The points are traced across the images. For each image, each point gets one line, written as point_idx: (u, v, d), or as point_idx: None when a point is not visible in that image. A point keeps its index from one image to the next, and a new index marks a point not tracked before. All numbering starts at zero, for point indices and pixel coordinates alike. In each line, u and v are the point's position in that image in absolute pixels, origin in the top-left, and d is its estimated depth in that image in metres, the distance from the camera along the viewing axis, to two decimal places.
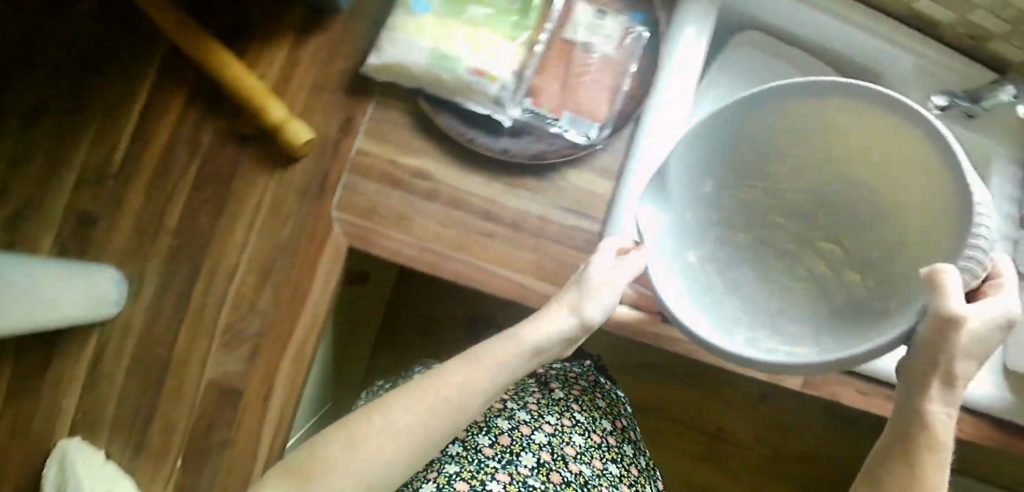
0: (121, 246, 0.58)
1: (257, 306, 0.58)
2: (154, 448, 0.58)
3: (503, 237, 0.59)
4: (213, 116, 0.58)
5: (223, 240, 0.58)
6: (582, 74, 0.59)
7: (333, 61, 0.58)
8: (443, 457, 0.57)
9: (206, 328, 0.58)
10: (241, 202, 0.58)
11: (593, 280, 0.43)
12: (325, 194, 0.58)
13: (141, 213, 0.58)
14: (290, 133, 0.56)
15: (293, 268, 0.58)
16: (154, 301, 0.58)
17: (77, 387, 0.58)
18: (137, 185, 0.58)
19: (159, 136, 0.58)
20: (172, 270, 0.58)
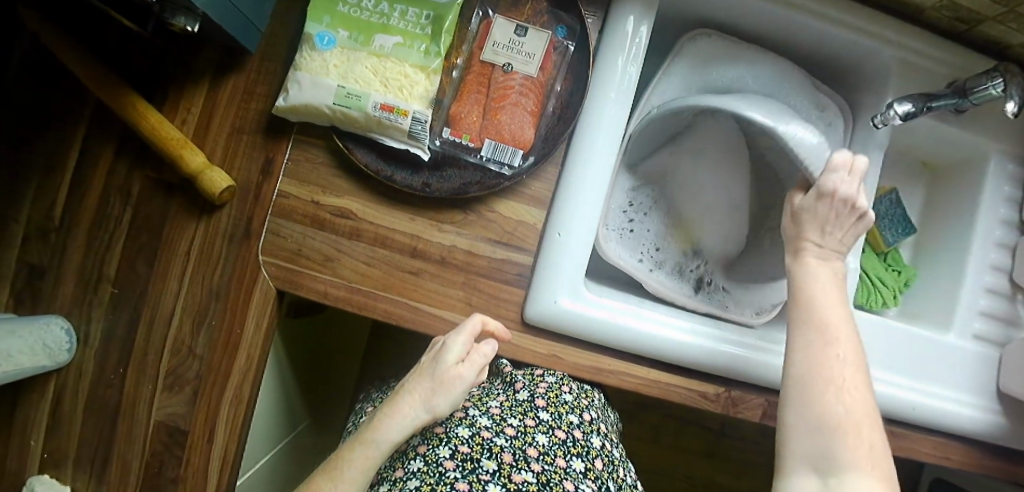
0: (69, 297, 0.60)
1: (195, 350, 0.59)
2: (112, 484, 0.61)
3: (430, 274, 0.56)
4: (139, 166, 0.59)
5: (159, 288, 0.59)
6: (503, 96, 0.56)
7: (250, 103, 0.58)
8: (404, 475, 0.49)
9: (150, 371, 0.59)
10: (174, 250, 0.59)
11: (442, 373, 0.47)
12: (251, 238, 0.58)
13: (84, 264, 0.60)
14: (208, 180, 0.54)
15: (226, 312, 0.58)
16: (102, 347, 0.60)
17: (42, 432, 0.61)
18: (76, 237, 0.59)
19: (93, 188, 0.59)
20: (115, 318, 0.60)
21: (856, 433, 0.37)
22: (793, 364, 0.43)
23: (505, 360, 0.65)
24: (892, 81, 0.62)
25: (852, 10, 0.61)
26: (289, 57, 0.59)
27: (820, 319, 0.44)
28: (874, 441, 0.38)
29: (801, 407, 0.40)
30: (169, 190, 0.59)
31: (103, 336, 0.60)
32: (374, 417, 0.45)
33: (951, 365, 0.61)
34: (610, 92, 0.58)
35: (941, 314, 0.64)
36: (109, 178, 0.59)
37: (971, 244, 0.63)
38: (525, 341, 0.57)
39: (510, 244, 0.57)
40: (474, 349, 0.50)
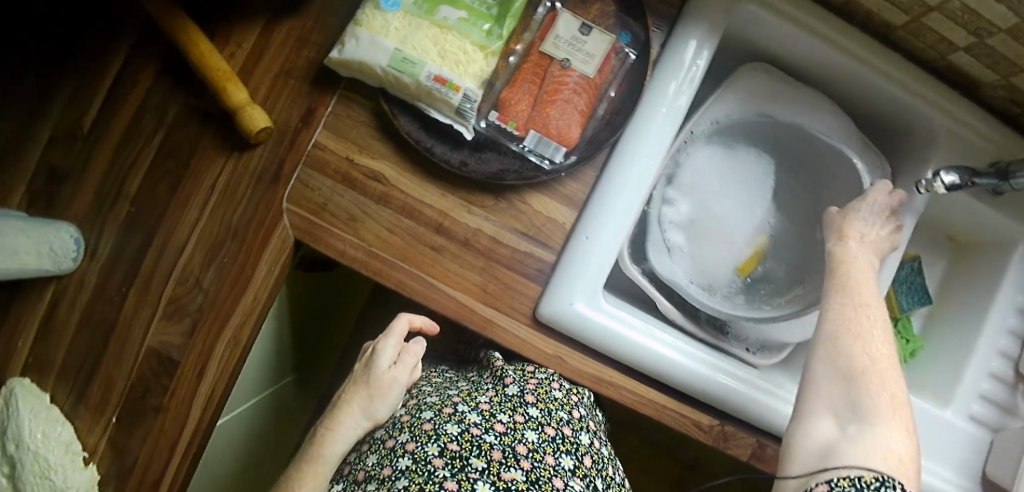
0: (82, 207, 0.59)
1: (202, 283, 0.58)
2: (93, 402, 0.60)
3: (451, 253, 0.56)
4: (182, 92, 0.60)
5: (176, 215, 0.58)
6: (555, 91, 0.56)
7: (302, 49, 0.58)
8: (390, 477, 0.48)
9: (154, 296, 0.59)
10: (200, 180, 0.59)
11: (375, 385, 0.52)
12: (278, 183, 0.58)
13: (104, 178, 0.59)
14: (248, 117, 0.54)
15: (240, 252, 0.58)
16: (108, 264, 0.59)
17: (29, 337, 0.60)
18: (102, 148, 0.58)
19: (129, 104, 0.59)
20: (126, 236, 0.59)
21: (881, 377, 0.40)
22: (824, 322, 0.46)
23: (496, 354, 0.65)
24: (937, 150, 0.62)
25: (910, 72, 0.61)
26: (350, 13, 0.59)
27: (854, 291, 0.47)
28: (896, 390, 0.40)
29: (826, 359, 0.43)
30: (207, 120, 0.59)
31: (111, 253, 0.59)
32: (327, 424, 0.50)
33: (949, 445, 0.61)
34: (661, 108, 0.58)
35: (940, 389, 0.65)
36: (147, 97, 0.59)
37: (982, 325, 0.64)
38: (533, 337, 0.57)
39: (536, 238, 0.57)
40: (405, 350, 0.55)
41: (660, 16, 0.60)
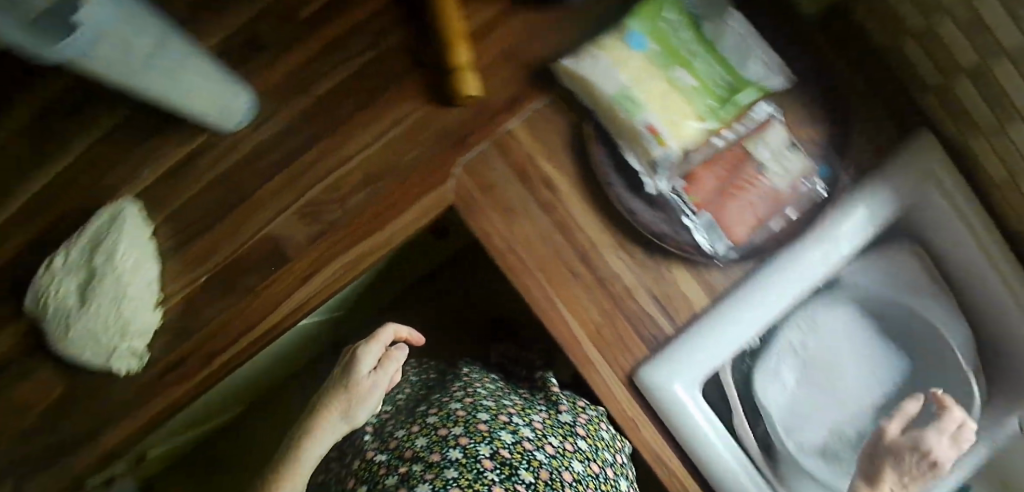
0: (272, 80, 0.60)
1: (348, 198, 0.60)
2: (191, 254, 0.60)
3: (581, 284, 0.58)
4: (408, 19, 0.60)
5: (354, 130, 0.60)
6: (742, 188, 0.58)
7: (535, 38, 0.60)
8: (440, 459, 0.50)
9: (298, 190, 0.60)
10: (389, 108, 0.60)
11: (352, 391, 0.53)
12: (461, 146, 0.59)
13: (306, 64, 0.60)
14: (463, 79, 0.56)
15: (398, 188, 0.59)
16: (268, 142, 0.60)
17: (163, 172, 0.60)
18: (317, 38, 0.60)
19: (359, 10, 0.60)
20: (297, 125, 0.60)
21: None
22: None
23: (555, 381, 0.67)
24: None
25: None
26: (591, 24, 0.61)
27: None
28: None
29: None
30: (420, 59, 0.60)
31: (275, 133, 0.60)
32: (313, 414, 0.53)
33: None
34: (824, 243, 0.59)
35: None
36: (375, 13, 0.60)
37: None
38: (618, 397, 0.57)
39: (663, 310, 0.58)
40: (383, 362, 0.55)
41: (865, 164, 0.60)
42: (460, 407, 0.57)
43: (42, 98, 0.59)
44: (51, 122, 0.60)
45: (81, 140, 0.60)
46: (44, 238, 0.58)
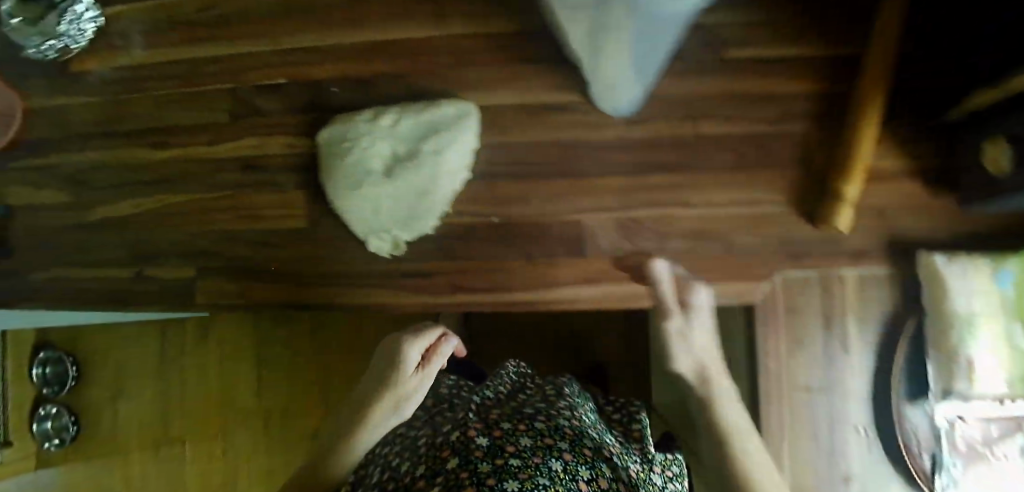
0: (622, 155, 0.58)
1: (646, 283, 0.57)
2: (471, 293, 0.58)
3: (830, 426, 0.58)
4: (799, 137, 0.58)
5: (658, 241, 0.57)
6: (1001, 455, 0.53)
7: (912, 205, 0.57)
8: (543, 458, 0.36)
9: (603, 271, 0.57)
10: (722, 200, 0.58)
11: (397, 392, 0.51)
12: (784, 267, 0.57)
13: (661, 143, 0.58)
14: (840, 213, 0.55)
15: (702, 287, 0.57)
16: (594, 210, 0.58)
17: (453, 236, 0.58)
18: (679, 122, 0.58)
19: (743, 105, 0.58)
20: (603, 223, 0.58)
21: None
22: None
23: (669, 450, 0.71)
24: None
25: None
26: (928, 189, 0.58)
27: None
28: None
29: None
30: (745, 184, 0.58)
31: (576, 227, 0.58)
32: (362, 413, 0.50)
33: None
34: None
35: None
36: (712, 125, 0.58)
37: None
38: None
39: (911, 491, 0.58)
40: (432, 355, 0.55)
41: None
42: (569, 426, 0.43)
43: (367, 129, 0.57)
44: (360, 156, 0.57)
45: (382, 186, 0.57)
46: (309, 263, 0.60)
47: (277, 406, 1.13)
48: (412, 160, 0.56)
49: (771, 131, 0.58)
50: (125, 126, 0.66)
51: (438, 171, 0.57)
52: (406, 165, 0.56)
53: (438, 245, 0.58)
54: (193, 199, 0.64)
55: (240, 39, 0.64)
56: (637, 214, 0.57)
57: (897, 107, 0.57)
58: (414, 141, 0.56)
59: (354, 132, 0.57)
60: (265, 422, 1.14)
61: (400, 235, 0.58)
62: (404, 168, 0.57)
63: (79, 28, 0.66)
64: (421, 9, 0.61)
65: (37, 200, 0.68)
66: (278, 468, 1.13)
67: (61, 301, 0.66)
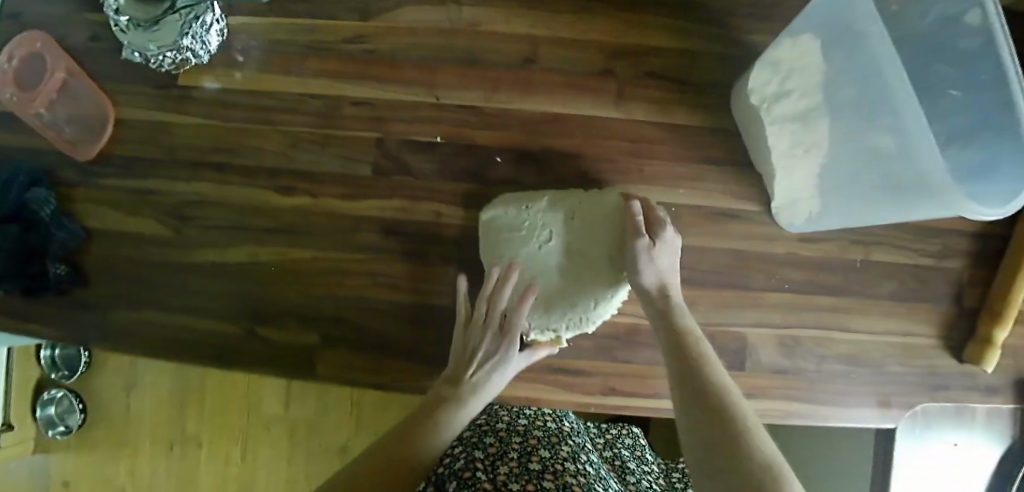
0: (790, 271, 0.57)
1: (796, 402, 0.57)
2: (623, 396, 0.56)
3: None
4: (956, 273, 0.59)
5: (813, 361, 0.58)
6: None
7: None
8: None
9: (757, 386, 0.57)
10: (878, 327, 0.58)
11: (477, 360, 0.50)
12: (923, 397, 0.59)
13: (828, 264, 0.58)
14: (988, 355, 0.57)
15: (847, 409, 0.58)
16: (756, 323, 0.57)
17: (615, 341, 0.56)
18: (849, 245, 0.58)
19: (910, 235, 0.58)
20: (762, 338, 0.57)
21: None
22: None
23: None
24: None
25: None
26: None
27: None
28: None
29: None
30: (901, 315, 0.58)
31: (736, 338, 0.57)
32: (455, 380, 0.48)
33: None
34: None
35: None
36: (878, 251, 0.58)
37: None
38: None
39: None
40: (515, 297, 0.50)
41: None
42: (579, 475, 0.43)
43: (545, 219, 0.53)
44: (536, 247, 0.53)
45: (551, 284, 0.54)
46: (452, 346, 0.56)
47: (304, 421, 1.03)
48: (570, 243, 0.53)
49: (932, 265, 0.59)
50: (245, 160, 0.59)
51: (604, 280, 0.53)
52: (563, 248, 0.53)
53: (597, 346, 0.56)
54: (321, 256, 0.57)
55: (392, 83, 0.58)
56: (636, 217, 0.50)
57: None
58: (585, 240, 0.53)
59: (515, 210, 0.53)
60: (289, 435, 1.03)
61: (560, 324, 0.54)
62: (576, 269, 0.53)
63: (205, 40, 0.57)
64: (602, 85, 0.57)
65: (128, 229, 0.60)
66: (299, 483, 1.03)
67: (152, 349, 0.59)
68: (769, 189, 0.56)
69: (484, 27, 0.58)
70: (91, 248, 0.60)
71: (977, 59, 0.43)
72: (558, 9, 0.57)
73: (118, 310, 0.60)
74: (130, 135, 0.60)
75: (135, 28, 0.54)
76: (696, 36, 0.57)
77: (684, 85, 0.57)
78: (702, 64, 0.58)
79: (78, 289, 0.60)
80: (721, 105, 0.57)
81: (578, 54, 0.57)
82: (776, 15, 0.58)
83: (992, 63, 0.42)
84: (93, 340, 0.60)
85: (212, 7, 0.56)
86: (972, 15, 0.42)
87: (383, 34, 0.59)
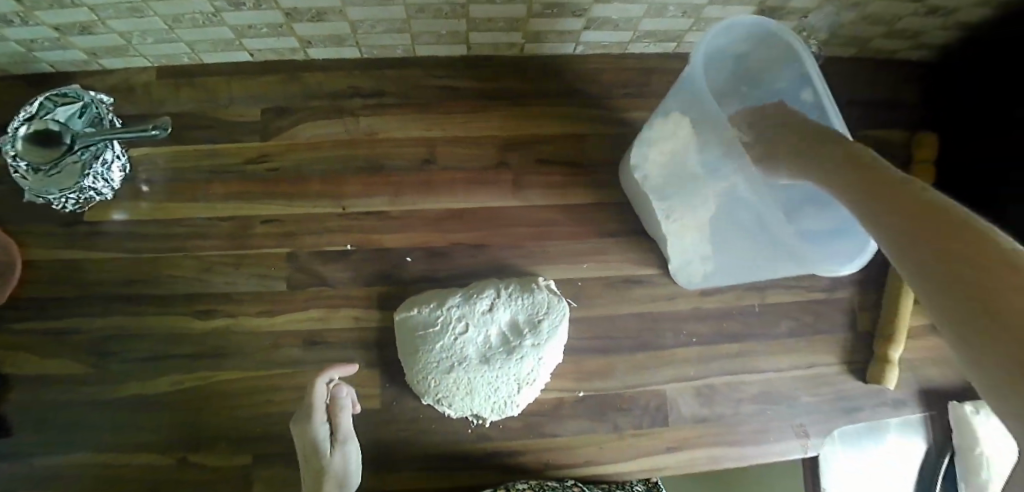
0: (696, 324, 0.62)
1: (720, 443, 0.61)
2: (560, 467, 0.59)
3: None
4: (846, 302, 0.66)
5: (732, 406, 0.62)
6: None
7: (924, 359, 0.68)
8: None
9: (683, 436, 0.61)
10: (782, 360, 0.64)
11: (333, 473, 0.49)
12: (833, 419, 0.65)
13: (730, 311, 0.63)
14: (883, 372, 0.64)
15: (769, 443, 0.63)
16: (672, 377, 0.61)
17: (544, 417, 0.59)
18: (744, 291, 0.63)
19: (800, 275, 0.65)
20: (679, 391, 0.61)
21: None
22: None
23: None
24: None
25: None
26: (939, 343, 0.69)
27: None
28: None
29: None
30: (803, 350, 0.64)
31: (656, 395, 0.60)
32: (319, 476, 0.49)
33: None
34: None
35: None
36: (772, 294, 0.64)
37: None
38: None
39: None
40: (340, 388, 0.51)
41: None
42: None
43: (460, 311, 0.55)
44: (451, 346, 0.55)
45: (474, 373, 0.55)
46: (384, 447, 0.57)
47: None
48: (484, 333, 0.56)
49: (824, 298, 0.65)
50: (160, 288, 0.60)
51: (525, 364, 0.55)
52: (477, 338, 0.56)
53: (528, 425, 0.59)
54: (247, 374, 0.58)
55: (299, 198, 0.60)
56: (536, 293, 0.56)
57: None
58: (502, 337, 0.56)
59: (424, 307, 0.56)
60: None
61: (484, 409, 0.56)
62: (498, 355, 0.55)
63: (107, 178, 0.59)
64: (499, 177, 0.61)
65: (46, 371, 0.60)
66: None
67: (83, 489, 0.58)
68: (664, 256, 0.61)
69: (382, 135, 0.61)
70: (9, 394, 0.59)
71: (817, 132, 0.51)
72: (449, 112, 0.61)
73: (43, 454, 0.59)
74: (44, 277, 0.61)
75: (34, 173, 0.56)
76: (579, 121, 0.62)
77: (575, 167, 0.62)
78: (588, 145, 0.62)
79: (0, 439, 0.59)
80: (610, 181, 0.62)
81: (474, 150, 0.61)
82: (649, 94, 0.64)
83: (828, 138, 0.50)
84: (16, 489, 0.58)
85: (111, 146, 0.59)
86: (805, 93, 0.51)
87: (286, 152, 0.61)
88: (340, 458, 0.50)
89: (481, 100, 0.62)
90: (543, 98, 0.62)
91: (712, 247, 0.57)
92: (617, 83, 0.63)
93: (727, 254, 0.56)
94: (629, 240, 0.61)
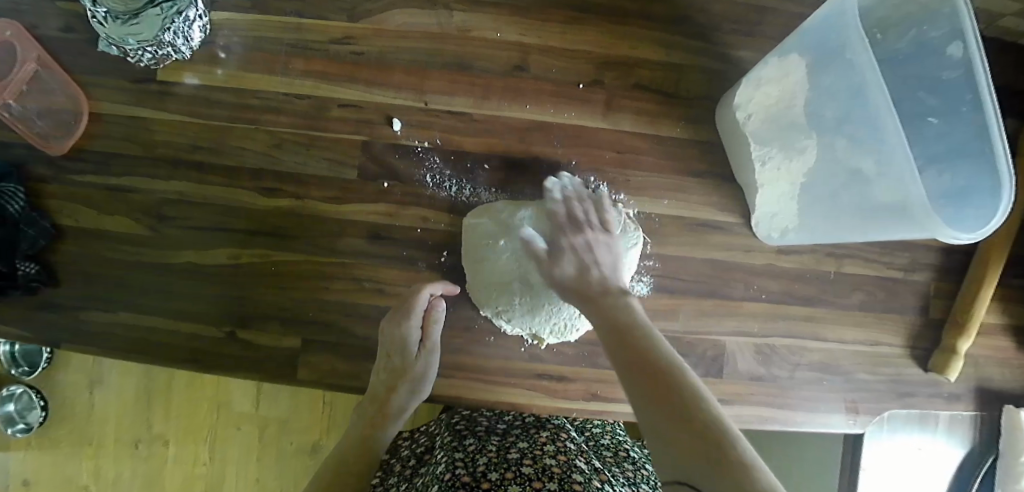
0: (766, 280, 0.60)
1: (767, 406, 0.59)
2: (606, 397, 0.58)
3: None
4: (929, 286, 0.61)
5: (788, 369, 0.60)
6: None
7: (1005, 363, 0.62)
8: (470, 473, 0.47)
9: (732, 390, 0.59)
10: (849, 334, 0.60)
11: (413, 373, 0.54)
12: (890, 403, 0.61)
13: (803, 274, 0.60)
14: (950, 364, 0.59)
15: (819, 414, 0.60)
16: (731, 329, 0.59)
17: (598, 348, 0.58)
18: (823, 256, 0.60)
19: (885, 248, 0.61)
20: (740, 345, 0.59)
21: None
22: None
23: None
24: None
25: None
26: None
27: None
28: None
29: None
30: (870, 325, 0.61)
31: (714, 346, 0.59)
32: (398, 377, 0.54)
33: None
34: None
35: None
36: (851, 264, 0.60)
37: None
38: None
39: None
40: (435, 305, 0.55)
41: None
42: (537, 457, 0.50)
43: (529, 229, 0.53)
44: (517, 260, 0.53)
45: (537, 291, 0.53)
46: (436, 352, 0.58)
47: (274, 418, 1.04)
48: None
49: (901, 277, 0.61)
50: (226, 160, 0.58)
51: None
52: None
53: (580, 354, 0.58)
54: (307, 258, 0.58)
55: (379, 86, 0.58)
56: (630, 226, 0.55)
57: (1005, 271, 0.62)
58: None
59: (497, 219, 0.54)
60: (259, 433, 1.04)
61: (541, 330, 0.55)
62: None
63: (187, 36, 0.56)
64: (589, 95, 0.58)
65: (101, 228, 0.59)
66: (268, 479, 1.04)
67: (128, 350, 0.58)
68: (749, 204, 0.59)
69: (473, 33, 0.58)
70: (62, 246, 0.58)
71: (957, 91, 0.44)
72: (547, 19, 0.58)
73: (91, 309, 0.58)
74: (106, 131, 0.59)
75: (114, 20, 0.51)
76: (681, 50, 0.59)
77: (668, 97, 0.59)
78: (687, 79, 0.59)
79: (49, 288, 0.58)
80: (703, 118, 0.59)
81: (566, 63, 0.58)
82: (761, 33, 0.59)
83: (968, 97, 0.43)
84: (64, 340, 0.58)
85: (195, 3, 0.55)
86: (953, 47, 0.43)
87: (372, 36, 0.58)
88: (419, 364, 0.55)
89: (581, 12, 0.58)
90: (647, 19, 0.58)
91: (806, 205, 0.52)
92: (728, 15, 0.59)
93: (819, 215, 0.52)
94: (712, 183, 0.59)
